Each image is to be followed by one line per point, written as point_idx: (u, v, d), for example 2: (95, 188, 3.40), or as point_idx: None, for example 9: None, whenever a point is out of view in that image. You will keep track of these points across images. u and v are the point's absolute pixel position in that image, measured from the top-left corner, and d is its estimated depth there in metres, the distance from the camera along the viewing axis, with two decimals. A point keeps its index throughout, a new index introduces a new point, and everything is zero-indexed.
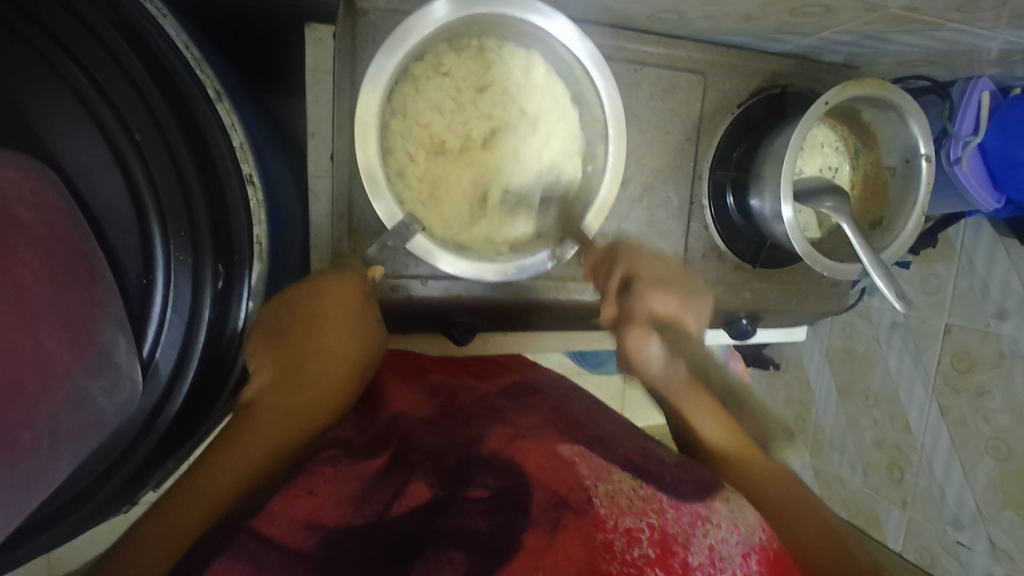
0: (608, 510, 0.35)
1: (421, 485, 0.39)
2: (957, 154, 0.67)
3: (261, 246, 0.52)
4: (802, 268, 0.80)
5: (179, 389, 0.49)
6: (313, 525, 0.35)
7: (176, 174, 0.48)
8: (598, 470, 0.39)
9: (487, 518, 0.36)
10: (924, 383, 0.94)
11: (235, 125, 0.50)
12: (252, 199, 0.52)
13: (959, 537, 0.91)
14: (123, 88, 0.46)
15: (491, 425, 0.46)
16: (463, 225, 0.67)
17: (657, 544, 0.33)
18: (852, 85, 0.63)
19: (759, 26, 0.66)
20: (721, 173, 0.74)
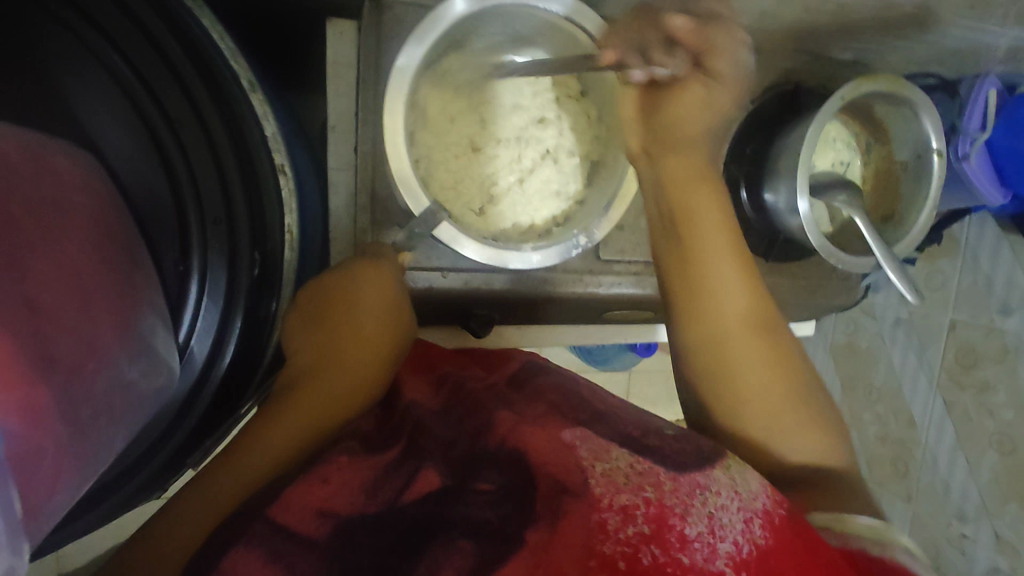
0: (603, 489, 0.38)
1: (431, 472, 0.41)
2: (966, 151, 0.81)
3: (293, 236, 0.53)
4: (816, 262, 0.80)
5: (216, 372, 0.53)
6: (325, 513, 0.38)
7: (216, 167, 0.51)
8: (598, 451, 0.41)
9: (496, 507, 0.38)
10: (928, 378, 1.09)
11: (268, 115, 0.51)
12: (285, 188, 0.53)
13: (963, 530, 1.05)
14: (168, 79, 0.49)
15: (496, 408, 0.47)
16: (482, 212, 0.60)
17: (653, 520, 0.36)
18: (867, 81, 0.63)
19: (778, 22, 0.66)
20: (735, 167, 0.73)
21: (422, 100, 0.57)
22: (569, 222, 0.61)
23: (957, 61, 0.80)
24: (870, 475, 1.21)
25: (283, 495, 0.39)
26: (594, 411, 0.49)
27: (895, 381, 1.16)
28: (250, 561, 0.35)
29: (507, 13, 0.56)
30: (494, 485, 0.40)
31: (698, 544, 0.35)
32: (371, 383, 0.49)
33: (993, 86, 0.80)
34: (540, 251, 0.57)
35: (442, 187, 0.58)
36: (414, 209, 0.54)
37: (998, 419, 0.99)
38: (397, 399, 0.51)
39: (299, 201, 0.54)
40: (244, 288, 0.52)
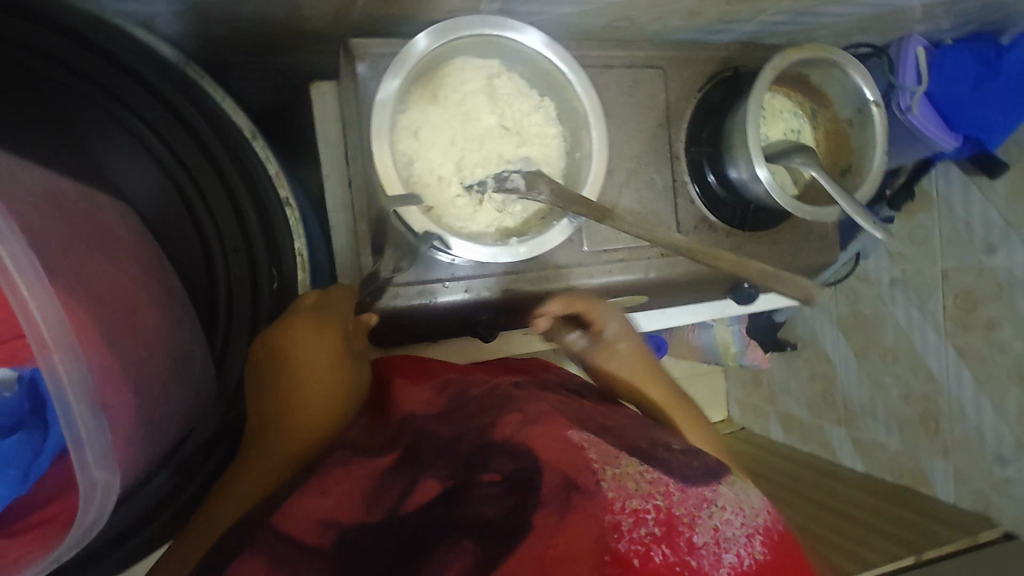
0: (615, 493, 0.44)
1: (430, 481, 0.47)
2: (907, 103, 0.90)
3: (302, 258, 0.63)
4: (790, 226, 0.85)
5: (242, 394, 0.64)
6: (328, 523, 0.44)
7: (232, 204, 0.61)
8: (606, 455, 0.47)
9: (501, 503, 0.44)
10: (935, 329, 1.15)
11: (270, 158, 0.62)
12: (291, 218, 0.63)
13: (1006, 473, 1.06)
14: (187, 141, 0.60)
15: (501, 414, 0.54)
16: (468, 219, 0.63)
17: (663, 523, 0.42)
18: (795, 51, 0.69)
19: (707, 17, 0.76)
20: (696, 150, 0.79)
21: (405, 133, 0.61)
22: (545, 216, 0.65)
23: (882, 28, 0.88)
24: (904, 437, 1.23)
25: (286, 508, 0.46)
26: (591, 421, 0.54)
27: (905, 340, 1.21)
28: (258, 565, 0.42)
29: (438, 52, 0.60)
30: (500, 476, 0.46)
31: (704, 550, 0.42)
32: (345, 410, 0.57)
33: (920, 44, 0.88)
34: (527, 243, 0.62)
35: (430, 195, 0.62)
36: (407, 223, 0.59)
37: (1010, 353, 1.03)
38: (397, 412, 0.58)
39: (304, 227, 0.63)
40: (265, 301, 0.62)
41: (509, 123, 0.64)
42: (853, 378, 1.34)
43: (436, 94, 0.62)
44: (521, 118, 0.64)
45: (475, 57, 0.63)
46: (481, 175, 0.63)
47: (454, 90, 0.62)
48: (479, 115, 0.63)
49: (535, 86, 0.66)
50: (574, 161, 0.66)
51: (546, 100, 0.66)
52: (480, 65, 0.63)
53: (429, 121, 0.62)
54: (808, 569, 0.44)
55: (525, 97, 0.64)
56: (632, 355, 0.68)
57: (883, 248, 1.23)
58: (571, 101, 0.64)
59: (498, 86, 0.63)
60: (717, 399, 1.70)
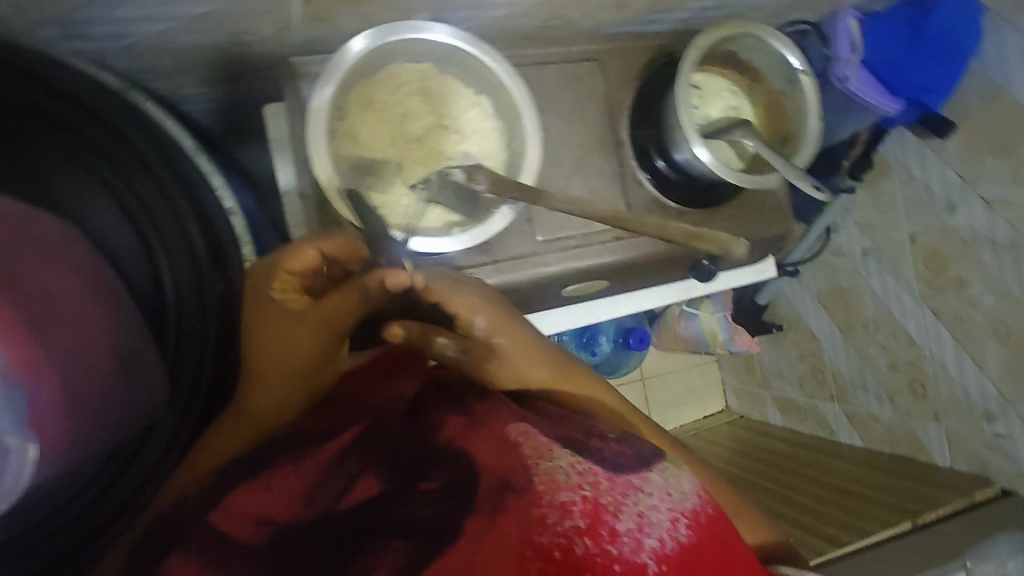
0: (546, 487, 0.43)
1: (373, 479, 0.47)
2: (843, 72, 0.92)
3: (251, 260, 0.61)
4: (741, 201, 0.87)
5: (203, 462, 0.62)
6: (263, 521, 0.44)
7: (172, 207, 0.57)
8: (541, 449, 0.47)
9: (434, 506, 0.43)
10: (911, 294, 1.15)
11: (212, 168, 0.61)
12: (236, 224, 0.62)
13: (997, 430, 1.05)
14: (120, 148, 0.56)
15: (444, 416, 0.53)
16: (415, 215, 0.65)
17: (588, 515, 0.42)
18: (717, 29, 0.73)
19: (636, 7, 0.80)
20: (643, 134, 0.82)
21: (345, 139, 0.64)
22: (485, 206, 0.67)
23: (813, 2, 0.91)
24: (895, 406, 1.23)
25: (222, 504, 0.46)
26: (539, 412, 0.56)
27: (884, 309, 1.21)
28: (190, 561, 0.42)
29: (368, 60, 0.63)
30: (436, 483, 0.45)
31: (626, 538, 0.42)
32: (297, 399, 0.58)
33: (851, 16, 0.92)
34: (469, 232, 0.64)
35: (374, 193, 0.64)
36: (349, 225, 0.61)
37: (984, 308, 1.03)
38: (346, 410, 0.57)
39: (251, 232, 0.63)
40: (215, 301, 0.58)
41: (448, 121, 0.67)
42: (839, 351, 1.33)
43: (374, 100, 0.65)
44: (459, 115, 0.67)
45: (408, 62, 0.66)
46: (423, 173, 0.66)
47: (391, 94, 0.65)
48: (417, 116, 0.66)
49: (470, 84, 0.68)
50: (515, 150, 0.67)
51: (481, 97, 0.68)
52: (415, 69, 0.66)
53: (369, 126, 0.65)
54: (732, 547, 0.46)
55: (461, 94, 0.67)
56: (513, 342, 0.61)
57: (852, 220, 1.24)
58: (503, 94, 0.66)
59: (434, 87, 0.66)
60: (713, 389, 1.69)
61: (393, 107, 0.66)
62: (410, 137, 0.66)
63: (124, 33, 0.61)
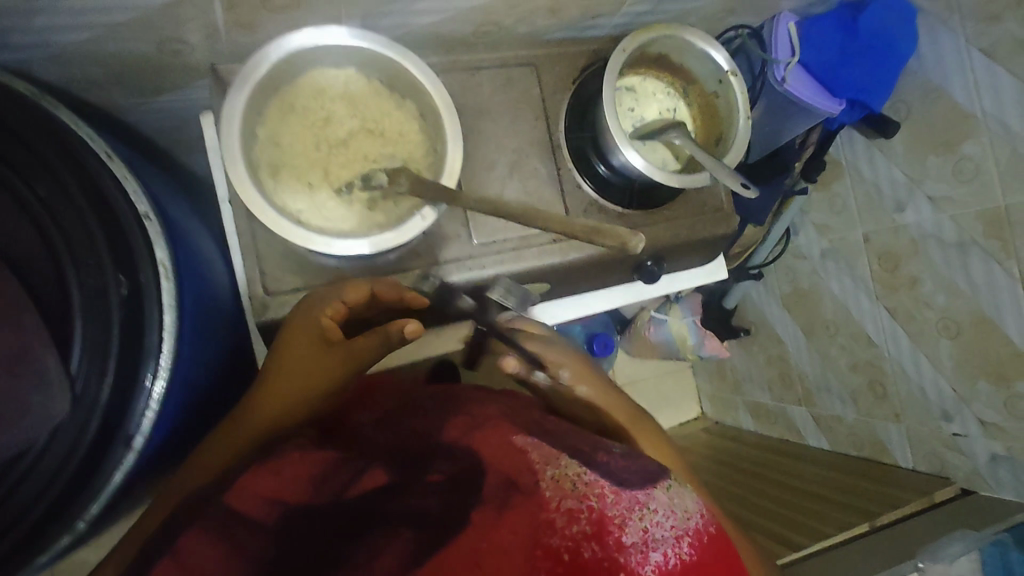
0: (553, 492, 0.46)
1: (377, 474, 0.52)
2: (781, 75, 0.95)
3: (164, 266, 0.58)
4: (682, 201, 0.87)
5: (111, 483, 0.54)
6: (274, 501, 0.49)
7: (74, 211, 0.53)
8: (548, 455, 0.49)
9: (438, 498, 0.47)
10: (867, 294, 1.15)
11: (125, 176, 0.58)
12: (149, 229, 0.58)
13: (953, 428, 1.04)
14: (21, 152, 0.52)
15: (449, 424, 0.58)
16: (335, 218, 0.65)
17: (594, 523, 0.44)
18: (642, 31, 0.74)
19: (569, 13, 0.81)
20: (577, 136, 0.82)
21: (267, 144, 0.64)
22: (407, 207, 0.66)
23: (748, 6, 0.93)
24: (858, 407, 1.22)
25: (240, 484, 0.51)
26: (534, 428, 0.56)
27: (843, 310, 1.21)
28: (201, 539, 0.46)
29: (287, 64, 0.63)
30: (442, 475, 0.50)
31: (633, 549, 0.44)
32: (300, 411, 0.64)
33: (789, 20, 0.94)
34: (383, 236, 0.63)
35: (295, 197, 0.65)
36: (307, 239, 0.62)
37: (935, 306, 1.03)
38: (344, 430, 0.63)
39: (166, 240, 0.59)
40: (119, 307, 0.52)
41: (371, 125, 0.67)
42: (803, 354, 1.33)
43: (296, 105, 0.65)
44: (383, 119, 0.68)
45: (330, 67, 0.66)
46: (346, 176, 0.66)
47: (313, 99, 0.66)
48: (340, 121, 0.67)
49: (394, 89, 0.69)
50: (439, 153, 0.67)
51: (406, 100, 0.69)
52: (337, 73, 0.67)
53: (290, 131, 0.65)
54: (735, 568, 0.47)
55: (384, 99, 0.68)
56: (577, 375, 0.69)
57: (809, 222, 1.25)
58: (425, 97, 0.67)
59: (356, 92, 0.67)
60: (686, 396, 1.68)
61: (315, 112, 0.66)
62: (333, 141, 0.66)
63: (47, 43, 0.62)
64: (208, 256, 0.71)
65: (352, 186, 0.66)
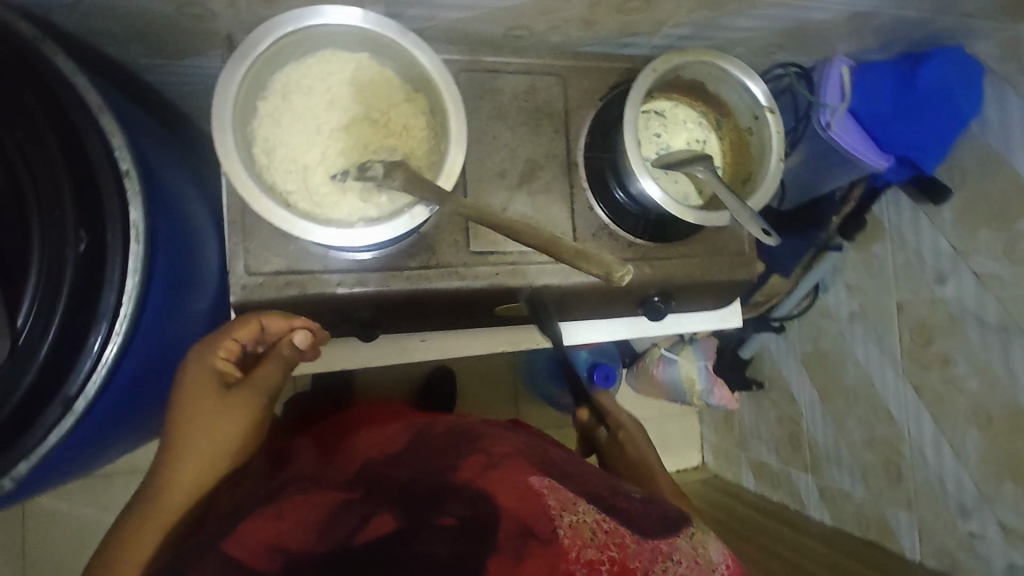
0: (572, 541, 0.51)
1: (386, 517, 0.55)
2: (826, 120, 0.91)
3: (136, 228, 0.57)
4: (702, 239, 0.82)
5: (45, 443, 0.56)
6: (278, 547, 0.51)
7: (49, 166, 0.54)
8: (565, 502, 0.56)
9: (449, 545, 0.52)
10: (893, 366, 1.07)
11: (114, 129, 0.57)
12: (128, 188, 0.57)
13: (970, 527, 0.95)
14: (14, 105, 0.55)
15: (462, 459, 0.64)
16: (322, 205, 0.62)
17: (616, 574, 0.50)
18: (676, 54, 0.70)
19: (605, 28, 0.78)
20: (595, 155, 0.78)
21: (266, 119, 0.62)
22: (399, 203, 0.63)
23: (799, 45, 0.88)
24: (868, 486, 1.13)
25: (238, 532, 0.52)
26: (546, 466, 0.64)
27: (865, 379, 1.13)
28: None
29: (298, 36, 0.61)
30: (454, 520, 0.54)
31: None
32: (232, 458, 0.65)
33: (844, 64, 0.89)
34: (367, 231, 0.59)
35: (284, 176, 0.62)
36: (286, 224, 0.58)
37: (966, 391, 0.95)
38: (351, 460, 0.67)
39: (146, 199, 0.58)
40: (71, 265, 0.53)
41: (376, 114, 0.64)
42: (817, 419, 1.25)
43: (302, 83, 0.63)
44: (389, 109, 0.65)
45: (342, 50, 0.64)
46: (342, 163, 0.63)
47: (321, 81, 0.64)
48: (344, 105, 0.64)
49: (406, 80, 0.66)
50: (441, 151, 0.64)
51: (417, 93, 0.65)
52: (349, 58, 0.64)
53: (291, 108, 0.63)
54: None
55: (393, 89, 0.65)
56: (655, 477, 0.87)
57: (841, 280, 1.17)
58: (433, 90, 0.63)
59: (365, 80, 0.65)
60: (687, 444, 1.60)
61: (320, 93, 0.64)
62: (333, 126, 0.64)
63: None
64: (199, 221, 0.71)
65: (346, 174, 0.63)
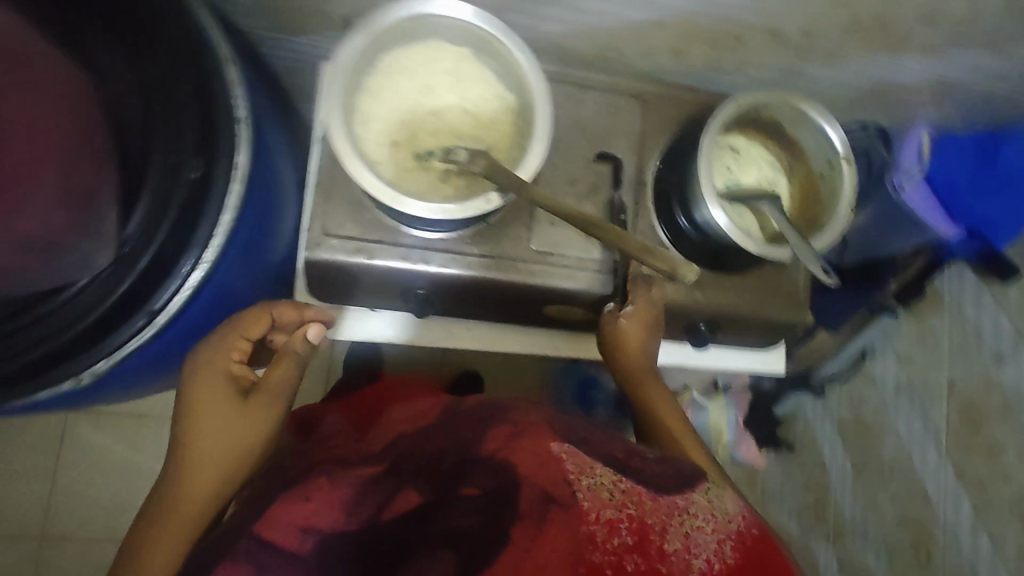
0: (590, 503, 0.49)
1: (413, 493, 0.57)
2: (899, 182, 0.89)
3: (239, 170, 0.62)
4: (757, 275, 0.82)
5: (125, 348, 0.60)
6: (308, 529, 0.54)
7: (182, 101, 0.61)
8: (582, 465, 0.52)
9: (478, 513, 0.52)
10: (937, 444, 1.07)
11: (239, 79, 0.62)
12: (240, 133, 0.62)
13: None
14: (161, 42, 0.61)
15: (486, 432, 0.60)
16: (407, 179, 0.66)
17: (635, 532, 0.48)
18: (761, 92, 0.72)
19: (694, 60, 0.82)
20: (664, 178, 0.80)
21: (368, 92, 0.67)
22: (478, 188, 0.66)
23: (884, 104, 0.91)
24: (894, 569, 1.08)
25: (269, 514, 0.55)
26: (572, 434, 0.59)
27: (905, 454, 1.10)
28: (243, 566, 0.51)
29: (410, 23, 0.65)
30: (479, 491, 0.53)
31: (674, 557, 0.48)
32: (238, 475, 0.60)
33: (924, 132, 0.89)
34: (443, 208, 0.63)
35: (374, 147, 0.66)
36: (373, 190, 0.62)
37: (1013, 481, 0.97)
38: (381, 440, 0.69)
39: (252, 146, 0.63)
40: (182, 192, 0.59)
41: (468, 106, 0.69)
42: (845, 490, 1.17)
43: (407, 66, 0.68)
44: (481, 103, 0.69)
45: (446, 43, 0.69)
46: (430, 144, 0.68)
47: (422, 68, 0.68)
48: (442, 93, 0.69)
49: (501, 79, 0.70)
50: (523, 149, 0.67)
51: (508, 93, 0.70)
52: (452, 51, 0.69)
53: (391, 87, 0.68)
54: (776, 564, 0.51)
55: (488, 85, 0.69)
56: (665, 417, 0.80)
57: (891, 349, 1.14)
58: (525, 91, 0.67)
59: (463, 72, 0.69)
60: None
61: (419, 79, 0.68)
62: (428, 110, 0.68)
63: None
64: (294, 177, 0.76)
65: (431, 155, 0.67)
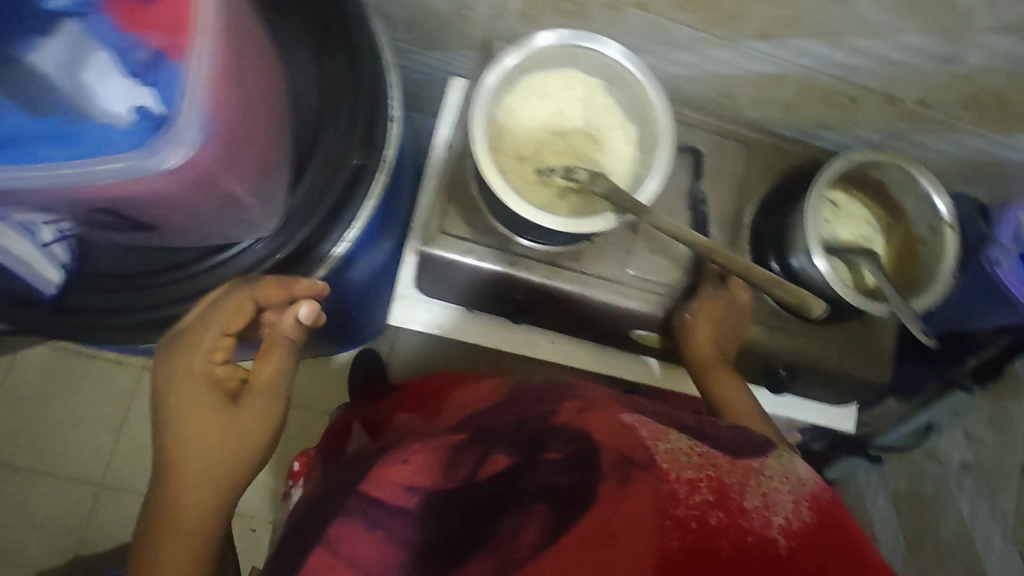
0: (670, 465, 0.49)
1: (500, 456, 0.56)
2: (995, 257, 0.88)
3: (386, 160, 0.67)
4: (845, 330, 0.84)
5: None
6: (412, 486, 0.58)
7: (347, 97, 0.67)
8: (658, 432, 0.53)
9: (563, 473, 0.50)
10: (1002, 532, 1.00)
11: (394, 82, 0.69)
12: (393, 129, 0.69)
13: None
14: (336, 43, 0.68)
15: (556, 403, 0.59)
16: (530, 193, 0.72)
17: (715, 491, 0.48)
18: (875, 152, 0.74)
19: (803, 115, 0.85)
20: (763, 222, 0.83)
21: (503, 106, 0.72)
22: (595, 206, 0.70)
23: (984, 179, 0.93)
24: None
25: (374, 475, 0.60)
26: (641, 408, 0.60)
27: (965, 536, 1.06)
28: (353, 524, 0.56)
29: (554, 51, 0.71)
30: (560, 454, 0.52)
31: (754, 513, 0.47)
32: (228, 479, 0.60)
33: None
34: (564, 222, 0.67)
35: (504, 158, 0.71)
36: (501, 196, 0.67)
37: None
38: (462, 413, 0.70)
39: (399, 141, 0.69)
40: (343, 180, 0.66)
41: (593, 133, 0.74)
42: (898, 560, 1.17)
43: (541, 88, 0.73)
44: (605, 131, 0.74)
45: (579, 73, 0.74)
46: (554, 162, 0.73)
47: (554, 92, 0.74)
48: (570, 117, 0.74)
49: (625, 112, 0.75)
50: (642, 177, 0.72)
51: (631, 125, 0.75)
52: (585, 80, 0.74)
53: (523, 105, 0.73)
54: (850, 528, 0.49)
55: (614, 116, 0.75)
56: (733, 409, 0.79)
57: (960, 426, 1.12)
58: (649, 124, 0.72)
59: (592, 100, 0.74)
60: None
61: (550, 101, 0.74)
62: (554, 130, 0.73)
63: None
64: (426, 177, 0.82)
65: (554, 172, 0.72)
